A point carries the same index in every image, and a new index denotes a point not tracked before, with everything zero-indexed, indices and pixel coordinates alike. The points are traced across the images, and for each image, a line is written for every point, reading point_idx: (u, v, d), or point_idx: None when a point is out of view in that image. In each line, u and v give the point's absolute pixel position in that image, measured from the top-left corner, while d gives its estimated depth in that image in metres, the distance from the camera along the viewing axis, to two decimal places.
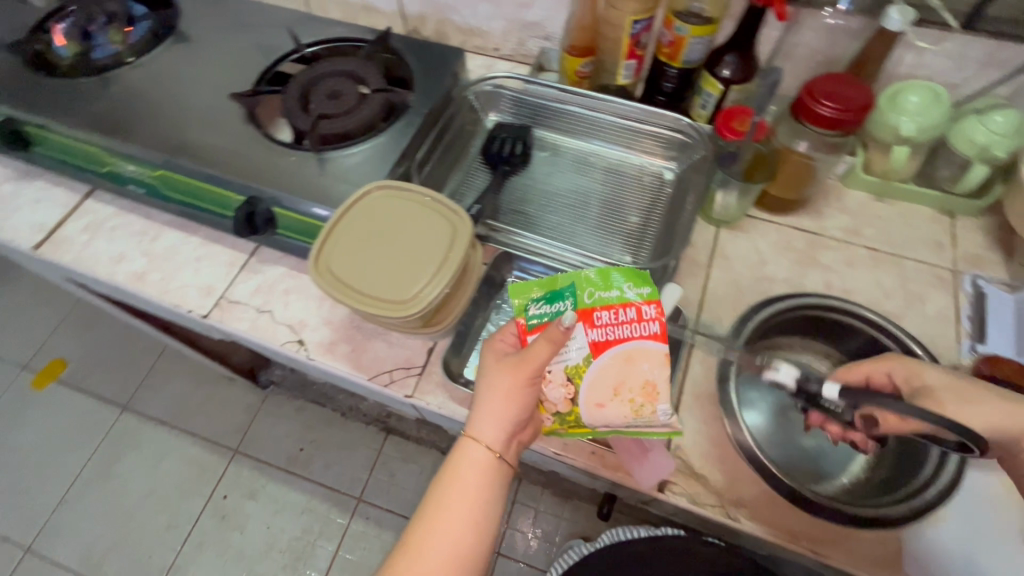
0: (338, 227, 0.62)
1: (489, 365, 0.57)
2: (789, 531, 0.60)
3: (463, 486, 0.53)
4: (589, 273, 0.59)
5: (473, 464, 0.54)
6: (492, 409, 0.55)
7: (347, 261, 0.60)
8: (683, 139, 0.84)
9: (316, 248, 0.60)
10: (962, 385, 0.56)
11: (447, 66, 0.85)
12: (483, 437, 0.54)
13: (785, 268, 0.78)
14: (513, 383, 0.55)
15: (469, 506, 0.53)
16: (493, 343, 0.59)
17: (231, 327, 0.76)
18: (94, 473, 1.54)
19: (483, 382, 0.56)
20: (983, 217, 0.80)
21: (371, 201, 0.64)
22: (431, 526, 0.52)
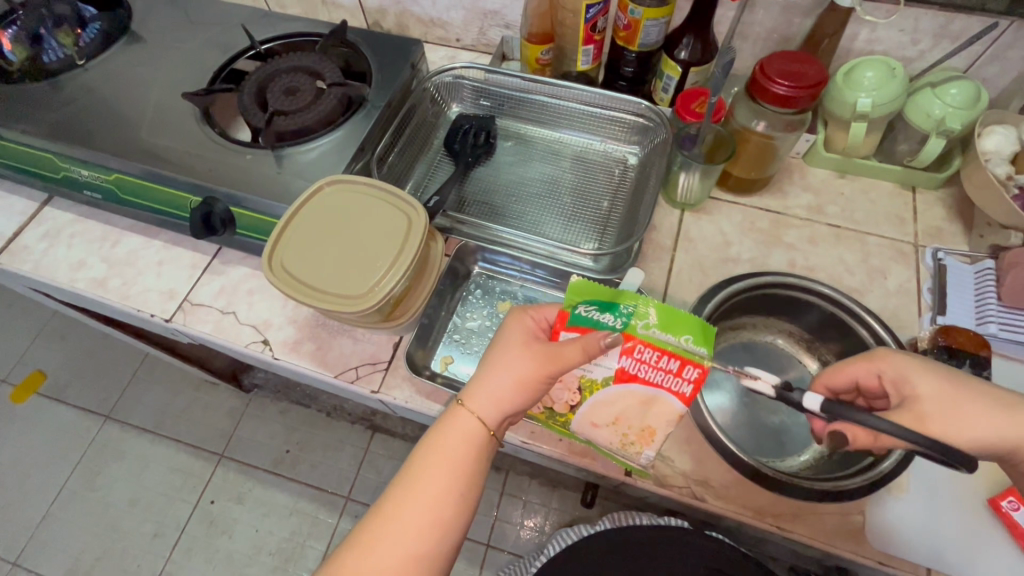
0: (294, 222, 0.62)
1: (507, 342, 0.54)
2: (754, 508, 0.61)
3: (448, 460, 0.50)
4: (659, 305, 0.53)
5: (463, 439, 0.51)
6: (496, 387, 0.52)
7: (308, 252, 0.60)
8: (646, 123, 0.83)
9: (271, 243, 0.60)
10: (957, 395, 0.50)
11: (405, 57, 0.85)
12: (480, 413, 0.51)
13: (749, 248, 0.78)
14: (527, 367, 0.52)
15: (454, 480, 0.50)
16: (518, 322, 0.55)
17: (194, 329, 0.75)
18: (78, 485, 1.53)
19: (503, 360, 0.52)
20: (942, 190, 0.80)
21: (324, 197, 0.63)
22: (405, 496, 0.49)
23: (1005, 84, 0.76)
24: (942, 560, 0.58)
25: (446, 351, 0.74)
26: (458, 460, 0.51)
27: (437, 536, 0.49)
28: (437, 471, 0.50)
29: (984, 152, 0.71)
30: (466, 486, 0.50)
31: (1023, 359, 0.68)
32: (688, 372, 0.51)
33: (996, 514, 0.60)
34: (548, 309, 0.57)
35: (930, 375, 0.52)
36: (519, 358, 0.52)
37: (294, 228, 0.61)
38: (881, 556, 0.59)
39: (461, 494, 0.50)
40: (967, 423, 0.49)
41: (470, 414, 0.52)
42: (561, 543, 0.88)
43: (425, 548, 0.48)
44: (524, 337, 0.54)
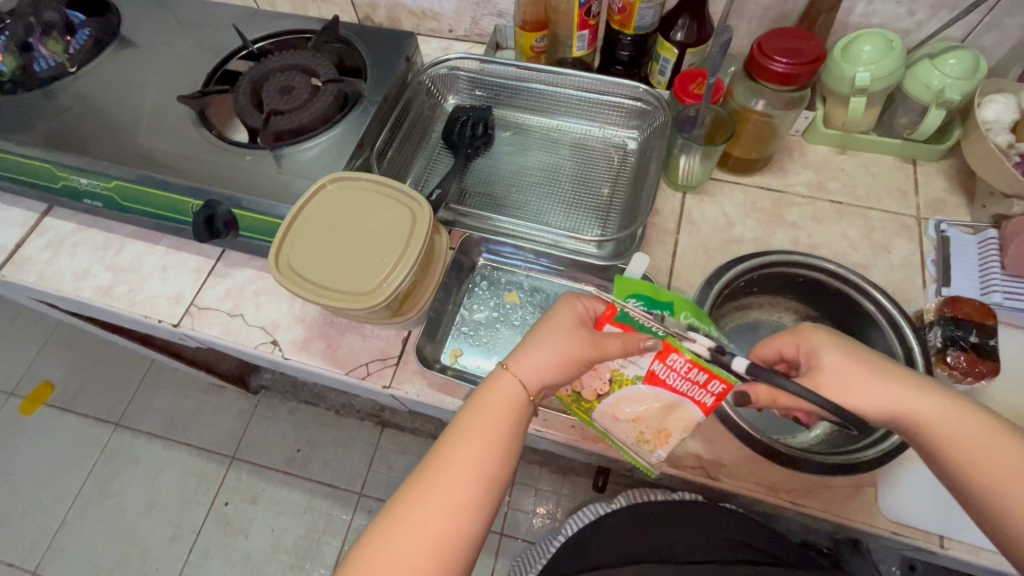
0: (299, 220, 0.62)
1: (552, 321, 0.54)
2: (766, 484, 0.62)
3: (492, 416, 0.50)
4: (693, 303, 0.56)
5: (507, 402, 0.51)
6: (543, 356, 0.52)
7: (321, 245, 0.60)
8: (644, 107, 0.83)
9: (277, 241, 0.60)
10: (861, 371, 0.50)
11: (398, 51, 0.84)
12: (525, 379, 0.52)
13: (751, 228, 0.78)
14: (571, 344, 0.53)
15: (496, 433, 0.50)
16: (566, 303, 0.56)
17: (203, 333, 0.75)
18: (93, 491, 1.54)
19: (548, 331, 0.53)
20: (943, 161, 0.80)
21: (326, 195, 0.63)
22: (450, 453, 0.49)
23: (1002, 52, 0.76)
24: (954, 527, 0.59)
25: (455, 344, 0.74)
26: (502, 418, 0.50)
27: (481, 495, 0.48)
28: (482, 429, 0.50)
29: (985, 121, 0.71)
30: (508, 446, 0.50)
31: None
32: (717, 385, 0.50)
33: None
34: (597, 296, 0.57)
35: (841, 353, 0.51)
36: (565, 333, 0.53)
37: (309, 218, 0.62)
38: (894, 526, 0.60)
39: (503, 455, 0.49)
40: (866, 395, 0.49)
41: (513, 377, 0.52)
42: (579, 521, 0.88)
43: (470, 505, 0.47)
44: (571, 315, 0.54)
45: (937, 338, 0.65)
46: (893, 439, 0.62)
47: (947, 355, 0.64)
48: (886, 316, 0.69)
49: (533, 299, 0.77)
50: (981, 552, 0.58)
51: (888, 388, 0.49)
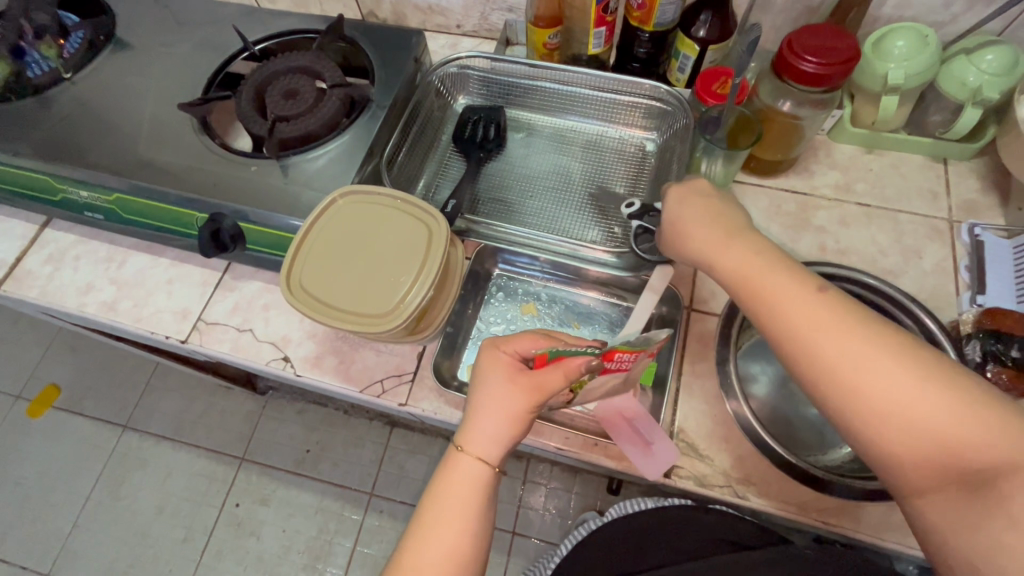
0: (304, 247, 0.58)
1: (492, 380, 0.53)
2: (796, 504, 0.60)
3: (457, 502, 0.49)
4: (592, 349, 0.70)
5: (466, 484, 0.50)
6: (488, 426, 0.51)
7: (318, 287, 0.56)
8: (663, 107, 0.80)
9: (285, 268, 0.57)
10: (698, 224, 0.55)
11: (407, 51, 0.80)
12: (477, 454, 0.51)
13: (777, 234, 0.75)
14: (514, 401, 0.52)
15: (463, 518, 0.49)
16: (491, 357, 0.54)
17: (211, 349, 0.73)
18: (104, 493, 1.54)
19: (491, 395, 0.52)
20: (976, 160, 0.77)
21: (322, 226, 0.59)
22: (416, 551, 0.48)
23: None
24: None
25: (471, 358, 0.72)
26: (467, 502, 0.49)
27: None
28: (445, 518, 0.49)
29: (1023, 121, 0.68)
30: (476, 526, 0.49)
31: None
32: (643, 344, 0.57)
33: None
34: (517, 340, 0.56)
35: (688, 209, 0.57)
36: (505, 393, 0.52)
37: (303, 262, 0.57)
38: None
39: (472, 538, 0.49)
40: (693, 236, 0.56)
41: (471, 457, 0.51)
42: (572, 541, 0.83)
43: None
44: (503, 370, 0.53)
45: (975, 352, 0.61)
46: None
47: (985, 370, 0.60)
48: (922, 330, 0.65)
49: (551, 311, 0.74)
50: None
51: (716, 244, 0.53)
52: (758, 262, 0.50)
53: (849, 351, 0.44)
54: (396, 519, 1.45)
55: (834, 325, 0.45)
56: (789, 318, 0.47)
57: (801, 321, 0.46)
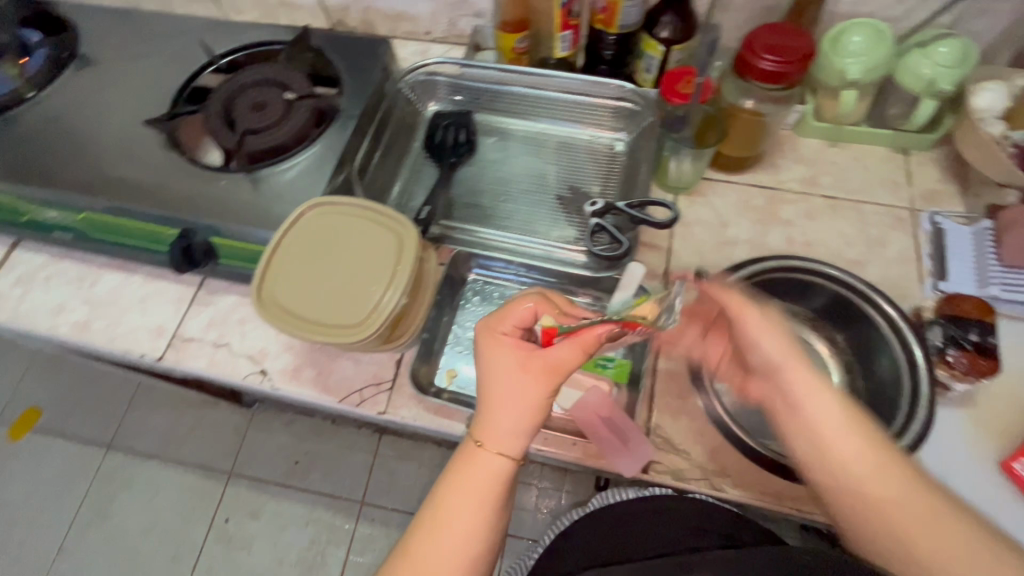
0: (275, 261, 0.58)
1: (507, 369, 0.52)
2: (772, 493, 0.61)
3: (472, 497, 0.50)
4: None
5: (484, 476, 0.50)
6: (508, 419, 0.51)
7: (289, 297, 0.56)
8: (631, 107, 0.81)
9: (256, 283, 0.57)
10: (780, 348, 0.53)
11: (375, 60, 0.81)
12: (492, 445, 0.51)
13: (746, 229, 0.77)
14: (534, 391, 0.51)
15: (478, 512, 0.49)
16: (498, 343, 0.54)
17: (188, 366, 0.73)
18: (90, 515, 1.52)
19: (510, 384, 0.52)
20: (935, 150, 0.79)
21: (294, 236, 0.59)
22: (427, 544, 0.49)
23: (991, 38, 0.75)
24: None
25: (449, 364, 0.72)
26: (484, 497, 0.50)
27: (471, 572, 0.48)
28: (460, 509, 0.49)
29: (978, 110, 0.70)
30: (492, 515, 0.50)
31: None
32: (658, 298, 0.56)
33: (1009, 477, 0.60)
34: (518, 308, 0.55)
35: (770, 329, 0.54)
36: (525, 382, 0.51)
37: (278, 271, 0.57)
38: None
39: (485, 533, 0.49)
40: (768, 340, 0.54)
41: (490, 452, 0.51)
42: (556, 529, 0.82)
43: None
44: (515, 354, 0.53)
45: (937, 338, 0.62)
46: (914, 424, 0.61)
47: (947, 354, 0.60)
48: (884, 317, 0.66)
49: None
50: None
51: (804, 382, 0.51)
52: (837, 412, 0.50)
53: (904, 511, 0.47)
54: (389, 526, 1.45)
55: (893, 480, 0.48)
56: (824, 441, 0.50)
57: (869, 479, 0.48)
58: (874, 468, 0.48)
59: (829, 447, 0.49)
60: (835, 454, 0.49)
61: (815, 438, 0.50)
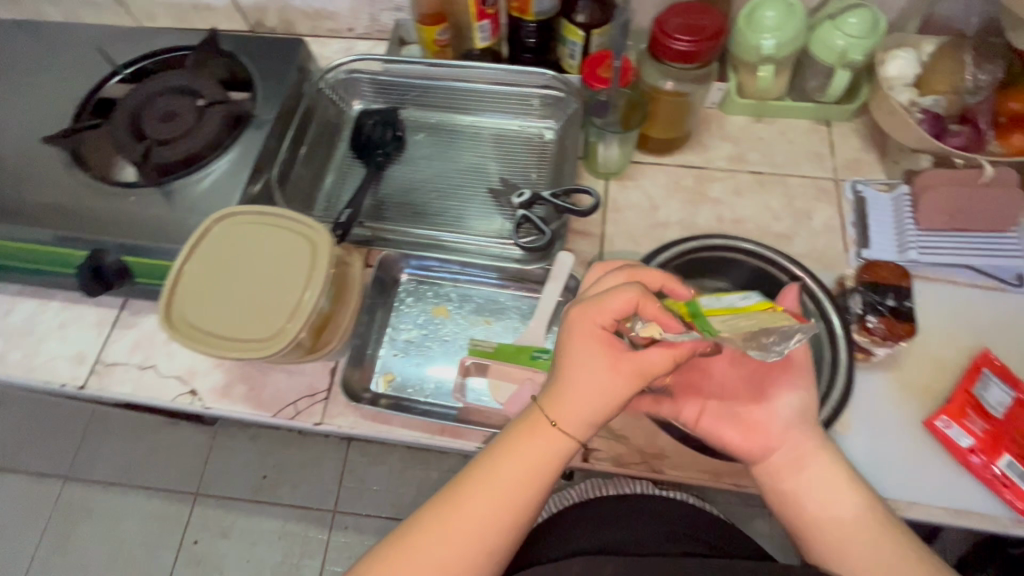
0: (186, 277, 0.56)
1: (596, 356, 0.48)
2: (709, 470, 0.62)
3: (527, 464, 0.49)
4: (508, 345, 0.67)
5: (544, 450, 0.49)
6: (584, 403, 0.48)
7: (197, 307, 0.55)
8: (556, 95, 0.81)
9: (164, 303, 0.54)
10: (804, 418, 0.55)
11: (290, 61, 0.78)
12: (560, 422, 0.48)
13: (676, 210, 0.77)
14: (619, 385, 0.47)
15: (528, 480, 0.48)
16: (591, 326, 0.48)
17: (113, 392, 0.70)
18: (52, 550, 1.46)
19: (595, 369, 0.47)
20: (855, 120, 0.81)
21: (205, 248, 0.57)
22: (472, 499, 0.48)
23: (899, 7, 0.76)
24: (889, 487, 0.60)
25: (384, 368, 0.70)
26: (539, 471, 0.49)
27: (504, 537, 0.48)
28: (509, 475, 0.48)
29: (889, 78, 0.72)
30: (540, 488, 0.49)
31: (944, 278, 0.70)
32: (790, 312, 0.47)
33: (932, 433, 0.62)
34: (616, 298, 0.48)
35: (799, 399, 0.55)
36: (613, 374, 0.47)
37: (190, 276, 0.56)
38: None
39: (530, 504, 0.49)
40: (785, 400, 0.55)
41: (556, 428, 0.49)
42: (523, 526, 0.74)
43: (501, 545, 0.48)
44: (611, 345, 0.48)
45: (857, 305, 0.64)
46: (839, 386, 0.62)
47: (867, 322, 0.62)
48: (806, 289, 0.67)
49: (463, 309, 0.74)
50: (916, 508, 0.59)
51: (822, 465, 0.53)
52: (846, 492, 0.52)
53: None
54: (362, 532, 1.44)
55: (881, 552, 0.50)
56: (834, 515, 0.52)
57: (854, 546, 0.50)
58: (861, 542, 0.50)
59: (826, 509, 0.52)
60: (847, 540, 0.50)
61: (813, 507, 0.52)
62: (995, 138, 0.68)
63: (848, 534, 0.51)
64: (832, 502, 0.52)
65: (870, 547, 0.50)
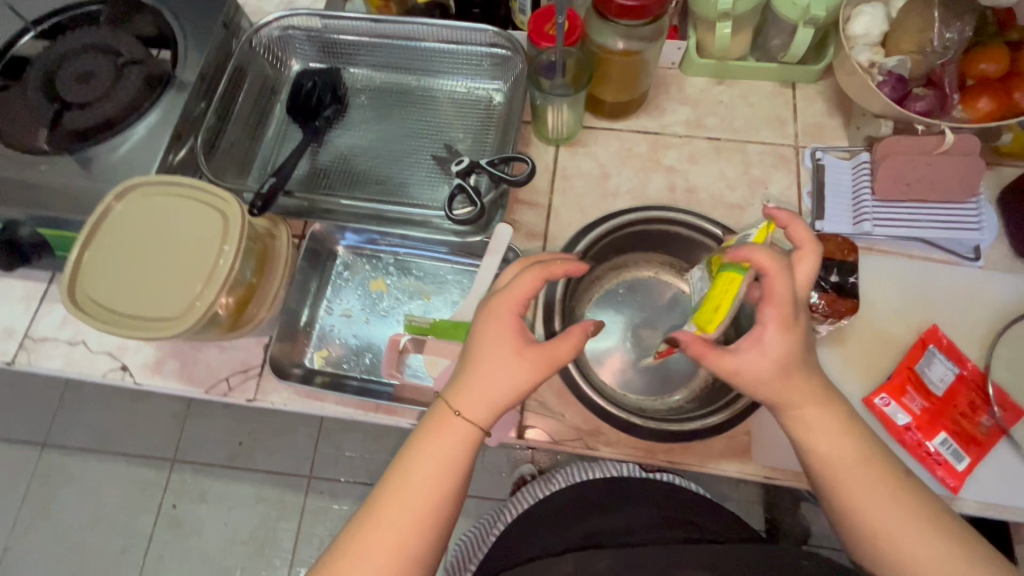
0: (90, 255, 0.53)
1: (496, 348, 0.49)
2: (643, 447, 0.61)
3: (438, 459, 0.49)
4: (443, 322, 0.64)
5: (451, 442, 0.49)
6: (486, 391, 0.49)
7: (102, 291, 0.52)
8: (502, 54, 0.75)
9: (67, 285, 0.52)
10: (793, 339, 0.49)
11: (213, 15, 0.73)
12: (463, 411, 0.49)
13: (627, 178, 0.74)
14: (521, 375, 0.48)
15: (441, 474, 0.48)
16: (492, 317, 0.50)
17: (43, 368, 0.68)
18: (29, 516, 1.45)
19: (494, 361, 0.49)
20: (822, 82, 0.76)
21: (111, 223, 0.54)
22: (393, 499, 0.48)
23: None
24: None
25: (320, 344, 0.69)
26: (451, 464, 0.49)
27: (430, 534, 0.48)
28: (422, 472, 0.48)
29: (853, 37, 0.67)
30: (456, 480, 0.49)
31: (895, 251, 0.68)
32: (753, 257, 0.49)
33: (870, 411, 0.61)
34: (525, 281, 0.50)
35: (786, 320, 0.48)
36: (513, 365, 0.48)
37: (92, 263, 0.53)
38: (768, 471, 0.60)
39: (448, 497, 0.48)
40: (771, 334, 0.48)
41: (460, 419, 0.49)
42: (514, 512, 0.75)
43: (431, 539, 0.48)
44: (511, 336, 0.49)
45: None
46: None
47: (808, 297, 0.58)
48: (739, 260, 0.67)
49: (401, 283, 0.72)
50: None
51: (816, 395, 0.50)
52: (834, 425, 0.50)
53: (879, 501, 0.48)
54: (337, 497, 1.42)
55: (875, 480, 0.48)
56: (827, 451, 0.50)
57: (852, 471, 0.49)
58: (864, 467, 0.49)
59: (814, 442, 0.50)
60: (843, 472, 0.49)
61: (817, 444, 0.50)
62: (961, 102, 0.65)
63: (842, 467, 0.49)
64: (825, 438, 0.49)
65: (862, 475, 0.49)
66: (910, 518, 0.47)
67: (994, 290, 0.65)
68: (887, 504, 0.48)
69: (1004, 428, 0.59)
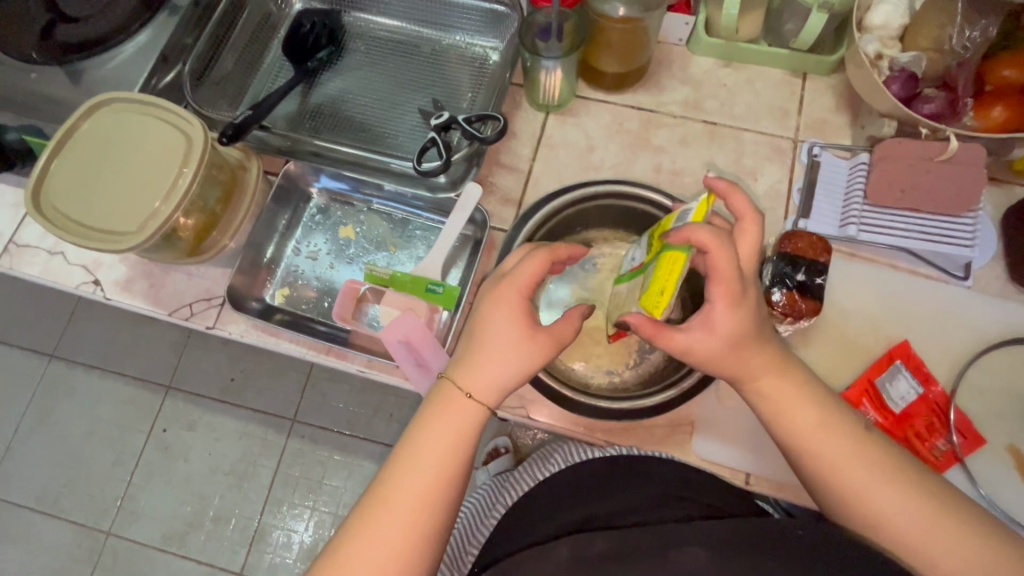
0: (53, 171, 0.54)
1: (504, 328, 0.50)
2: (583, 423, 0.61)
3: (447, 436, 0.49)
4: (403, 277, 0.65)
5: (459, 420, 0.49)
6: (495, 371, 0.49)
7: (69, 204, 0.53)
8: (500, 10, 0.74)
9: (31, 195, 0.53)
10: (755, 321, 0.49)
11: None
12: (472, 391, 0.49)
13: (613, 153, 0.72)
14: (532, 356, 0.50)
15: (450, 451, 0.48)
16: (499, 299, 0.51)
17: (23, 273, 0.70)
18: (30, 422, 1.49)
19: (504, 341, 0.50)
20: (835, 75, 0.72)
21: (78, 140, 0.55)
22: (400, 476, 0.47)
23: None
24: (762, 465, 0.59)
25: (283, 282, 0.70)
26: (460, 441, 0.49)
27: (440, 513, 0.47)
28: (430, 449, 0.48)
29: (871, 28, 0.63)
30: (464, 457, 0.49)
31: (879, 259, 0.64)
32: (695, 235, 0.45)
33: None
34: (533, 264, 0.51)
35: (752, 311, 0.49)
36: (525, 348, 0.50)
37: (58, 179, 0.54)
38: (703, 463, 0.60)
39: (456, 471, 0.48)
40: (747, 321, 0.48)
41: (469, 399, 0.50)
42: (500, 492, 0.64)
43: (441, 517, 0.47)
44: (520, 319, 0.50)
45: (767, 275, 0.58)
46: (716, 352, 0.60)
47: (771, 294, 0.57)
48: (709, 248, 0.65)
49: (370, 234, 0.72)
50: (784, 489, 0.58)
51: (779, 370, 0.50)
52: (804, 396, 0.49)
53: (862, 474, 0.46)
54: (318, 444, 1.42)
55: (861, 454, 0.47)
56: (796, 422, 0.49)
57: (831, 449, 0.47)
58: (843, 440, 0.47)
59: (788, 416, 0.49)
60: (822, 445, 0.48)
61: (795, 416, 0.49)
62: (973, 109, 0.60)
63: (820, 439, 0.48)
64: (799, 407, 0.49)
65: (840, 443, 0.47)
66: (891, 485, 0.46)
67: (979, 312, 0.62)
68: (879, 481, 0.46)
69: (959, 454, 0.56)
